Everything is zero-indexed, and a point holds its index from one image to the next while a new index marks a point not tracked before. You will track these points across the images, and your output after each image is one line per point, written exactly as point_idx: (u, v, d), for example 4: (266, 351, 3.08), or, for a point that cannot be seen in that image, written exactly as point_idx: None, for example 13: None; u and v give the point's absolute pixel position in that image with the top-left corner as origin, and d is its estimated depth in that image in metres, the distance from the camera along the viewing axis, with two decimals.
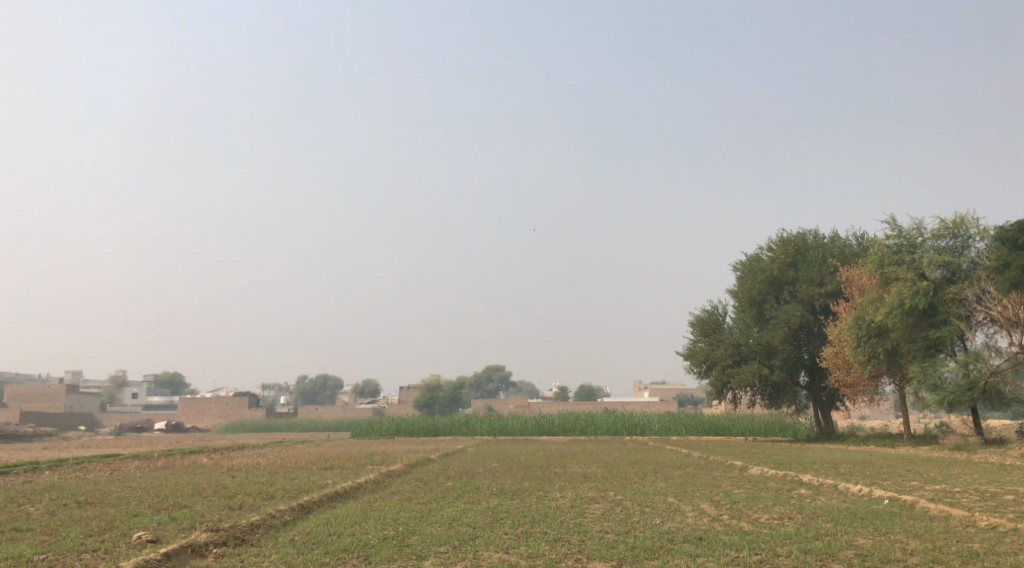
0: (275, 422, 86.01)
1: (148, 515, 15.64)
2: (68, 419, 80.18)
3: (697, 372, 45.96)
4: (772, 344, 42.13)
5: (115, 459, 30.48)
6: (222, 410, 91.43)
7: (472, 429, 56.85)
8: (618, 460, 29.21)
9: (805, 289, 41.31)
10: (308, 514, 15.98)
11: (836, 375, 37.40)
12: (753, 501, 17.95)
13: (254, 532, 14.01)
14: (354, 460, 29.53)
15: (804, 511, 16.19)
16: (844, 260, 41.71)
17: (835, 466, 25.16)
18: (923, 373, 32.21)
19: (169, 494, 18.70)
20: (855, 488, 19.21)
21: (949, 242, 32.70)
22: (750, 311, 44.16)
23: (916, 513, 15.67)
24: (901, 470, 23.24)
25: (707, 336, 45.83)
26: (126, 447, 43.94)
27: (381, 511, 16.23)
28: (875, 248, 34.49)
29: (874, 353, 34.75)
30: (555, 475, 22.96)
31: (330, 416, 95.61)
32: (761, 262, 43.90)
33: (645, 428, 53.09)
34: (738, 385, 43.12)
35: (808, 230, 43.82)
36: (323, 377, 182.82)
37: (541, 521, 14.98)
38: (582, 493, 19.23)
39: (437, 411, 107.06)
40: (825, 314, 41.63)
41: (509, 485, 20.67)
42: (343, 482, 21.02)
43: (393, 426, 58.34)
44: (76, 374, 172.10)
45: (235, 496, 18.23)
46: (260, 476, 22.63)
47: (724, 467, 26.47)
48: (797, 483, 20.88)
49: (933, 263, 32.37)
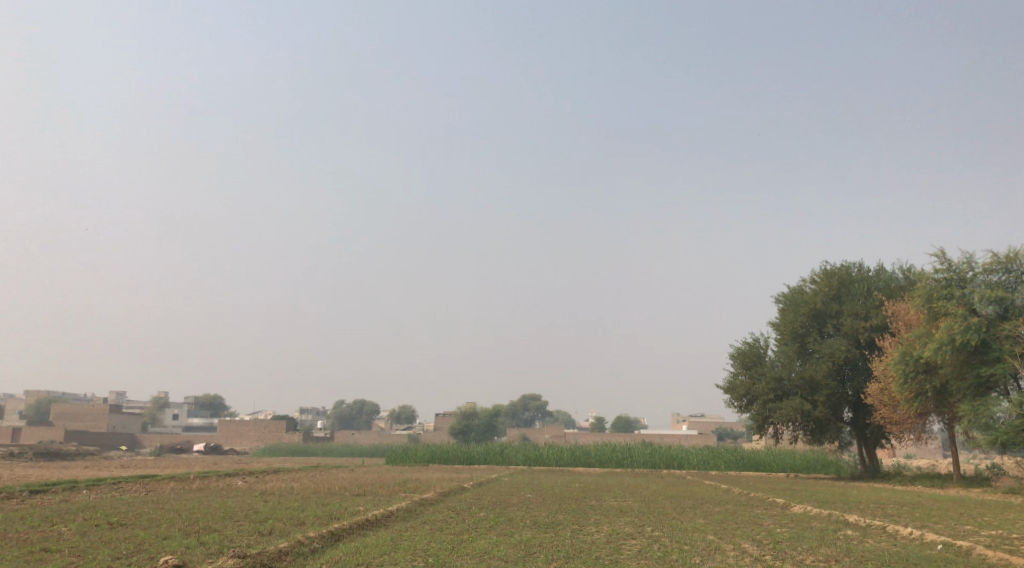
0: (311, 446, 86.07)
1: (177, 538, 15.47)
2: (109, 439, 81.09)
3: (737, 406, 44.98)
4: (815, 379, 41.08)
5: (152, 479, 30.65)
6: (260, 433, 91.95)
7: (506, 459, 56.18)
8: (657, 495, 28.50)
9: (849, 323, 40.34)
10: (338, 542, 15.71)
11: (882, 412, 36.29)
12: (798, 541, 17.25)
13: (282, 559, 13.72)
14: (388, 487, 29.17)
15: (852, 554, 15.46)
16: (889, 293, 40.75)
17: (882, 507, 24.22)
18: (974, 412, 31.04)
19: (201, 517, 18.56)
20: (905, 531, 18.44)
21: (1002, 277, 31.65)
22: (793, 345, 43.14)
23: (973, 560, 14.85)
24: (954, 513, 22.24)
25: (748, 369, 44.91)
26: (164, 468, 44.28)
27: (412, 541, 15.85)
28: (923, 281, 33.51)
29: (922, 391, 33.65)
30: (591, 508, 22.48)
31: (366, 442, 95.72)
32: (804, 294, 43.01)
33: (683, 462, 52.05)
34: (779, 420, 42.08)
35: (852, 262, 42.96)
36: (360, 402, 183.63)
37: (575, 557, 14.46)
38: (618, 527, 18.69)
39: (473, 438, 106.56)
40: (870, 348, 40.56)
41: (543, 517, 20.21)
42: (375, 509, 20.78)
43: (428, 453, 57.95)
44: (121, 394, 174.57)
45: (266, 521, 18.05)
46: (293, 501, 22.51)
47: (765, 504, 25.58)
48: (843, 524, 20.06)
49: (985, 299, 31.36)
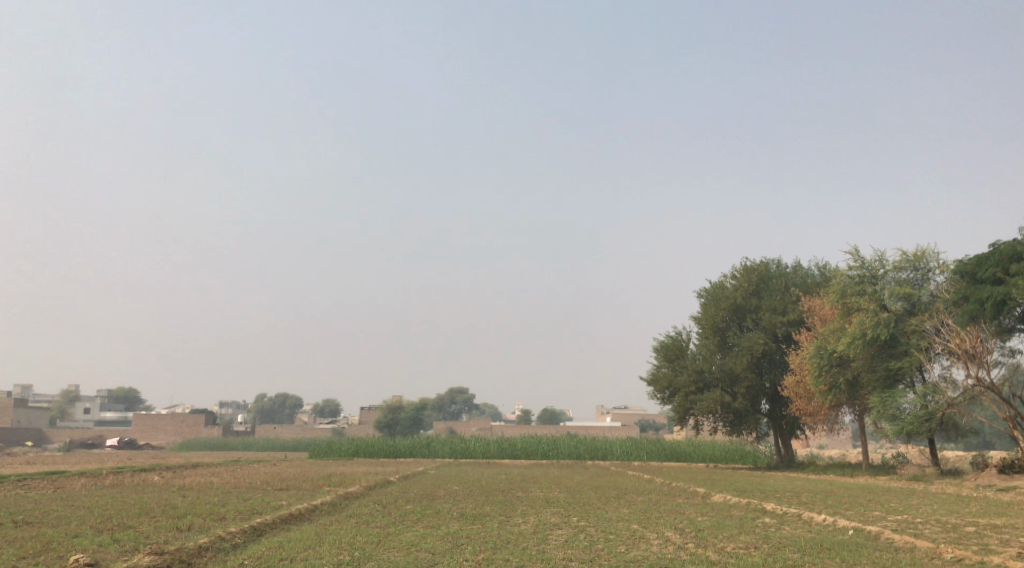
0: (232, 440, 84.18)
1: (89, 536, 14.91)
2: (15, 434, 77.67)
3: (660, 398, 45.82)
4: (735, 372, 42.16)
5: (61, 476, 29.43)
6: (177, 428, 89.41)
7: (433, 452, 56.03)
8: (582, 485, 28.87)
9: (767, 318, 41.49)
10: (260, 537, 15.36)
11: (798, 404, 37.50)
12: (718, 529, 17.68)
13: (201, 555, 13.33)
14: (311, 481, 28.69)
15: (770, 540, 15.89)
16: (806, 289, 42.06)
17: (797, 495, 25.06)
18: (882, 404, 32.32)
19: (114, 514, 17.89)
20: (819, 517, 19.10)
21: (910, 274, 32.98)
22: (713, 338, 44.18)
23: (882, 544, 15.46)
24: (864, 500, 23.17)
25: (670, 362, 45.81)
26: (74, 464, 42.52)
27: (337, 535, 15.60)
28: (837, 278, 34.71)
29: (835, 383, 34.90)
30: (517, 499, 22.64)
31: (288, 435, 94.16)
32: (725, 289, 44.04)
33: (607, 453, 52.79)
34: (700, 412, 43.01)
35: (771, 258, 44.18)
36: (282, 396, 180.51)
37: (502, 548, 14.46)
38: (544, 518, 18.81)
39: (398, 431, 105.87)
40: (787, 342, 41.80)
41: (469, 508, 20.20)
42: (299, 503, 20.43)
43: (353, 447, 57.29)
44: (27, 388, 167.18)
45: (184, 517, 17.55)
46: (214, 496, 21.98)
47: (687, 494, 26.14)
48: (760, 512, 20.66)
49: (894, 295, 32.63)
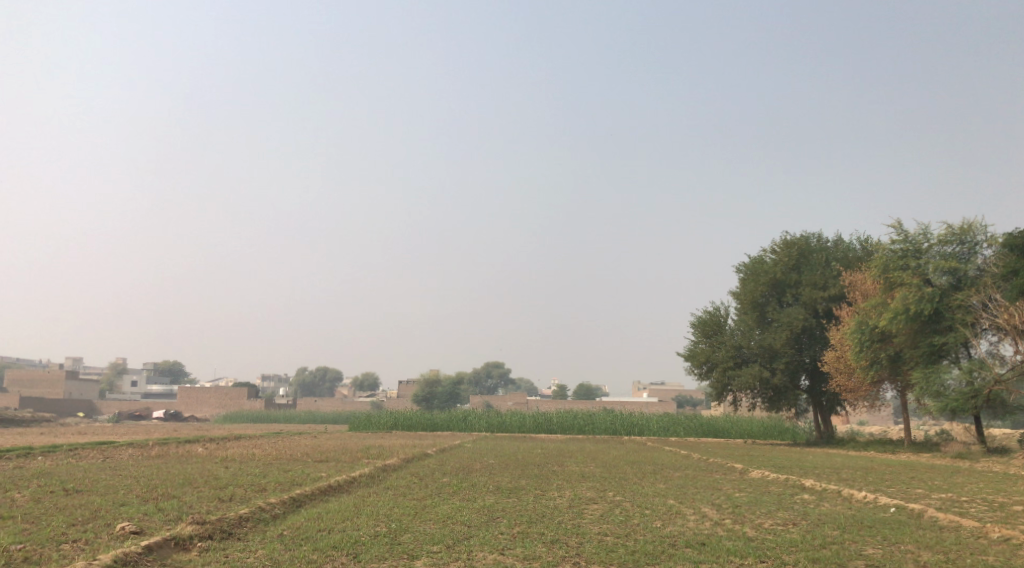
0: (273, 413, 85.68)
1: (135, 504, 15.24)
2: (65, 405, 79.80)
3: (698, 373, 45.51)
4: (774, 347, 41.68)
5: (109, 446, 30.16)
6: (221, 400, 91.14)
7: (469, 425, 56.42)
8: (618, 460, 28.81)
9: (808, 293, 40.88)
10: (300, 508, 15.58)
11: (838, 379, 36.99)
12: (756, 505, 17.51)
13: (242, 525, 13.56)
14: (350, 453, 29.07)
15: (809, 517, 15.71)
16: (847, 264, 41.30)
17: (837, 472, 24.76)
18: (926, 380, 31.73)
19: (159, 483, 18.30)
20: (860, 494, 18.83)
21: (956, 248, 32.21)
22: (752, 314, 43.72)
23: (925, 523, 15.17)
24: (906, 477, 22.81)
25: (708, 338, 45.47)
26: (121, 435, 43.52)
27: (374, 507, 15.77)
28: (880, 252, 34.05)
29: (877, 359, 34.35)
30: (553, 473, 22.69)
31: (328, 408, 95.50)
32: (765, 264, 43.46)
33: (643, 428, 52.71)
34: (739, 387, 42.61)
35: (812, 233, 43.46)
36: (322, 369, 183.11)
37: (537, 522, 14.50)
38: (580, 492, 18.84)
39: (436, 406, 106.74)
40: (827, 318, 41.18)
41: (505, 482, 20.31)
42: (338, 475, 20.69)
43: (392, 420, 57.92)
44: (76, 360, 171.41)
45: (226, 487, 17.87)
46: (255, 467, 22.38)
47: (725, 469, 25.99)
48: (799, 489, 20.45)
49: (939, 269, 31.90)
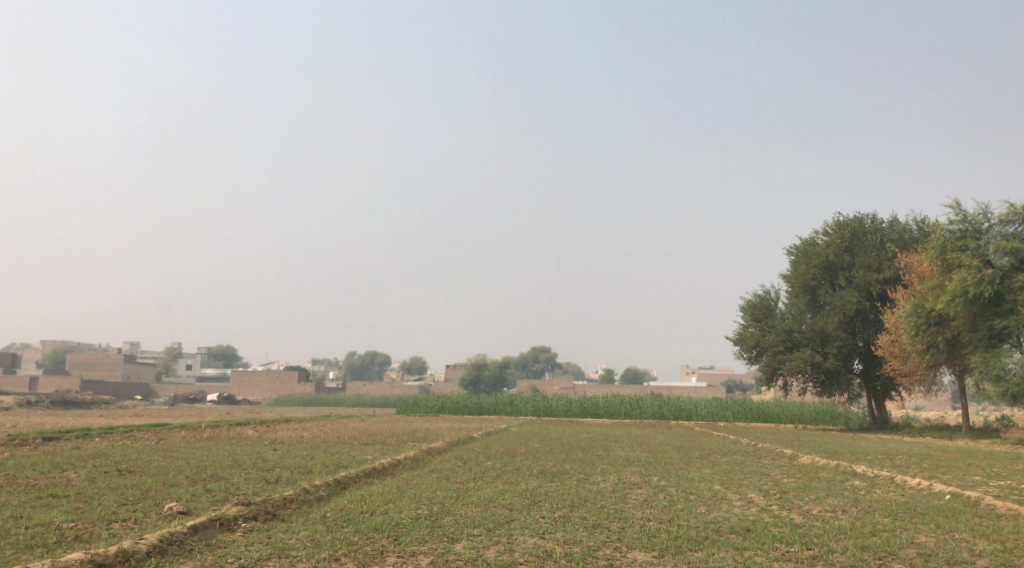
0: (324, 396, 86.96)
1: (184, 485, 15.53)
2: (124, 388, 82.02)
3: (747, 357, 44.84)
4: (826, 331, 40.83)
5: (163, 428, 30.88)
6: (273, 384, 92.77)
7: (516, 409, 56.53)
8: (664, 445, 28.57)
9: (861, 276, 39.93)
10: (344, 490, 15.72)
11: (893, 364, 36.12)
12: (804, 491, 17.19)
13: (287, 507, 13.72)
14: (396, 436, 29.30)
15: (859, 504, 15.34)
16: (903, 246, 40.21)
17: (890, 458, 24.17)
18: (985, 364, 30.78)
19: (209, 465, 18.64)
20: (913, 481, 18.36)
21: (1018, 228, 31.10)
22: (803, 297, 42.87)
23: (981, 511, 14.71)
24: (962, 464, 22.21)
25: (758, 321, 44.73)
26: (175, 417, 44.35)
27: (418, 490, 15.83)
28: (937, 233, 33.06)
29: (933, 342, 33.43)
30: (598, 458, 22.58)
31: (377, 392, 96.57)
32: (817, 246, 42.55)
33: (691, 413, 52.21)
34: (789, 371, 41.88)
35: (866, 214, 42.36)
36: (371, 353, 185.31)
37: (580, 506, 14.40)
38: (624, 477, 18.70)
39: (482, 389, 107.18)
40: (882, 301, 40.21)
41: (549, 466, 20.25)
42: (383, 458, 20.85)
43: (439, 404, 58.30)
44: (134, 344, 176.02)
45: (273, 469, 18.11)
46: (303, 449, 22.69)
47: (773, 455, 25.59)
48: (850, 475, 19.99)
49: (1000, 250, 30.85)
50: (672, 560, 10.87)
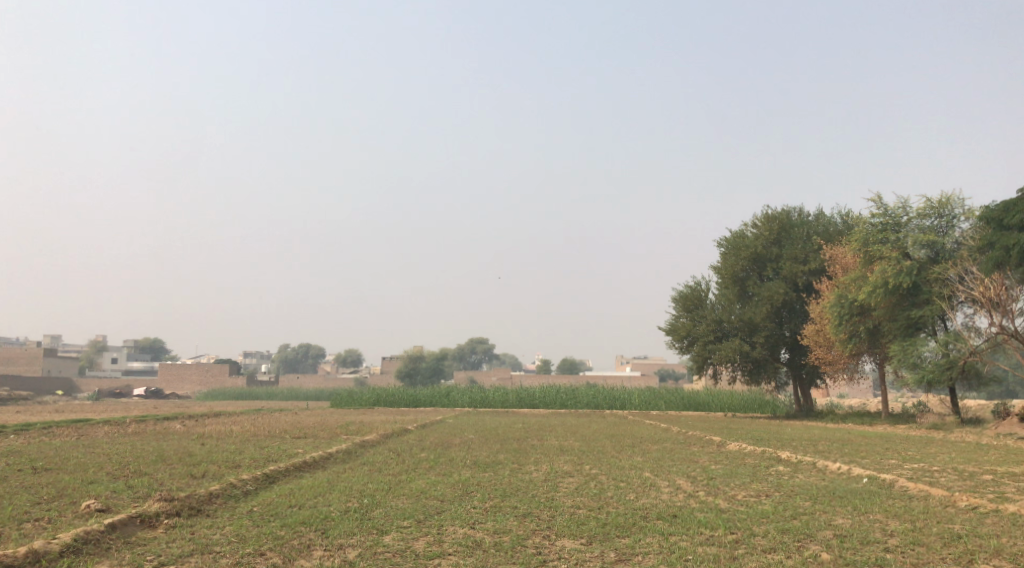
0: (255, 389, 85.41)
1: (104, 482, 15.07)
2: (44, 383, 79.19)
3: (679, 347, 45.65)
4: (754, 321, 41.82)
5: (86, 424, 29.89)
6: (202, 378, 90.73)
7: (452, 401, 56.45)
8: (597, 434, 28.91)
9: (788, 267, 41.02)
10: (272, 484, 15.48)
11: (817, 352, 37.23)
12: (731, 477, 17.61)
13: (212, 502, 13.44)
14: (329, 430, 28.96)
15: (782, 488, 15.79)
16: (827, 238, 41.45)
17: (813, 444, 24.92)
18: (903, 352, 31.97)
19: (131, 460, 18.14)
20: (834, 466, 18.97)
21: (934, 221, 32.35)
22: (733, 288, 43.83)
23: (896, 493, 15.30)
24: (880, 448, 23.06)
25: (689, 312, 45.56)
26: (100, 412, 43.07)
27: (348, 483, 15.69)
28: (860, 226, 34.20)
29: (856, 332, 34.59)
30: (531, 448, 22.73)
31: (310, 385, 95.22)
32: (746, 238, 43.56)
33: (625, 403, 52.96)
34: (719, 361, 42.77)
35: (793, 207, 43.50)
36: (305, 346, 182.82)
37: (511, 496, 14.47)
38: (557, 466, 18.89)
39: (419, 381, 106.97)
40: (807, 291, 41.40)
41: (483, 456, 20.28)
42: (314, 451, 20.60)
43: (374, 396, 57.82)
44: (55, 338, 170.00)
45: (199, 464, 17.72)
46: (231, 444, 22.26)
47: (702, 442, 26.17)
48: (775, 461, 20.55)
49: (918, 243, 32.06)
50: (600, 546, 11.02)
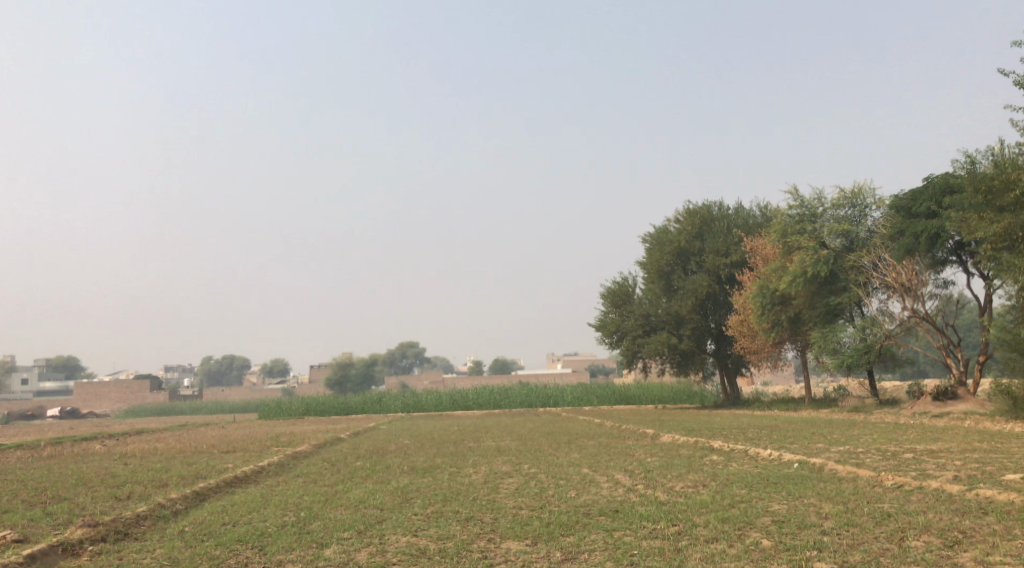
0: (179, 405, 82.77)
1: (20, 511, 14.29)
2: None
3: (609, 342, 46.13)
4: (680, 314, 42.53)
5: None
6: (122, 395, 87.49)
7: (385, 406, 55.81)
8: (532, 433, 28.91)
9: (711, 260, 41.89)
10: (203, 502, 14.96)
11: (742, 342, 38.12)
12: (667, 469, 17.83)
13: (140, 525, 12.89)
14: (259, 442, 28.22)
15: (717, 477, 16.05)
16: (747, 231, 42.52)
17: (743, 432, 25.45)
18: (823, 338, 32.97)
19: (49, 486, 17.28)
20: (765, 452, 19.38)
21: (848, 211, 33.45)
22: (659, 283, 44.51)
23: (826, 476, 15.71)
24: (806, 433, 23.69)
25: (617, 308, 46.08)
26: (12, 437, 41.00)
27: (283, 496, 15.29)
28: (778, 218, 35.17)
29: (778, 321, 35.55)
30: (468, 450, 22.57)
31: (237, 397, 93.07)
32: (669, 233, 44.32)
33: (557, 400, 53.23)
34: (648, 354, 43.34)
35: (713, 201, 44.47)
36: (230, 357, 178.55)
37: (452, 500, 14.32)
38: (495, 467, 18.80)
39: (349, 389, 105.66)
40: (730, 283, 42.35)
41: (420, 462, 20.05)
42: (245, 466, 20.00)
43: (304, 405, 56.72)
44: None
45: (124, 485, 17.00)
46: (157, 462, 21.46)
47: (636, 435, 26.45)
48: (708, 450, 20.89)
49: (833, 232, 33.09)
50: (545, 546, 10.97)
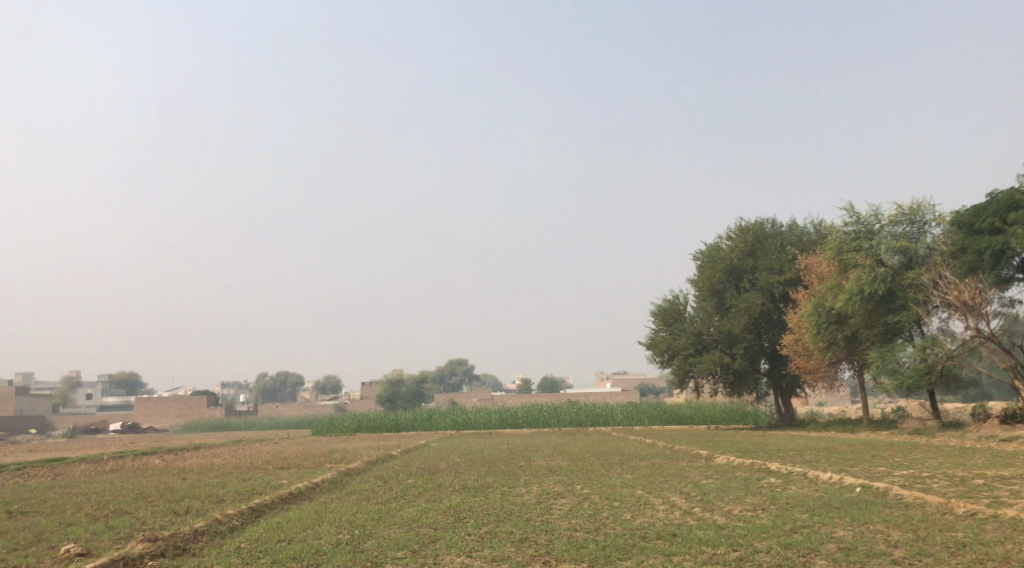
0: (234, 420, 84.08)
1: (83, 524, 14.58)
2: (16, 423, 77.30)
3: (660, 361, 45.58)
4: (733, 333, 41.84)
5: (61, 462, 29.11)
6: (179, 410, 89.26)
7: (434, 424, 55.88)
8: (583, 452, 28.59)
9: (764, 278, 41.19)
10: (259, 518, 15.07)
11: (797, 362, 37.33)
12: (723, 491, 17.45)
13: (198, 540, 13.02)
14: (312, 459, 28.43)
15: (776, 501, 15.65)
16: (801, 248, 41.79)
17: (800, 454, 24.81)
18: (882, 359, 32.08)
19: (111, 499, 17.63)
20: (825, 475, 18.85)
21: (906, 228, 32.59)
22: (710, 301, 43.89)
23: (891, 501, 15.19)
24: (867, 456, 22.99)
25: (668, 326, 45.55)
26: (75, 451, 42.06)
27: (337, 513, 15.31)
28: (833, 235, 34.43)
29: (834, 340, 34.73)
30: (519, 469, 22.41)
31: (290, 414, 94.26)
32: (720, 251, 43.75)
33: (608, 419, 52.70)
34: (700, 373, 42.69)
35: (766, 218, 43.80)
36: (283, 374, 181.29)
37: (505, 520, 14.19)
38: (547, 487, 18.60)
39: (399, 406, 106.25)
40: (784, 301, 41.55)
41: (472, 480, 19.97)
42: (299, 482, 20.15)
43: (355, 422, 57.11)
44: (28, 377, 166.99)
45: (182, 500, 17.24)
46: (213, 477, 21.74)
47: (690, 456, 25.99)
48: (765, 473, 20.41)
49: (891, 250, 32.24)
50: None
